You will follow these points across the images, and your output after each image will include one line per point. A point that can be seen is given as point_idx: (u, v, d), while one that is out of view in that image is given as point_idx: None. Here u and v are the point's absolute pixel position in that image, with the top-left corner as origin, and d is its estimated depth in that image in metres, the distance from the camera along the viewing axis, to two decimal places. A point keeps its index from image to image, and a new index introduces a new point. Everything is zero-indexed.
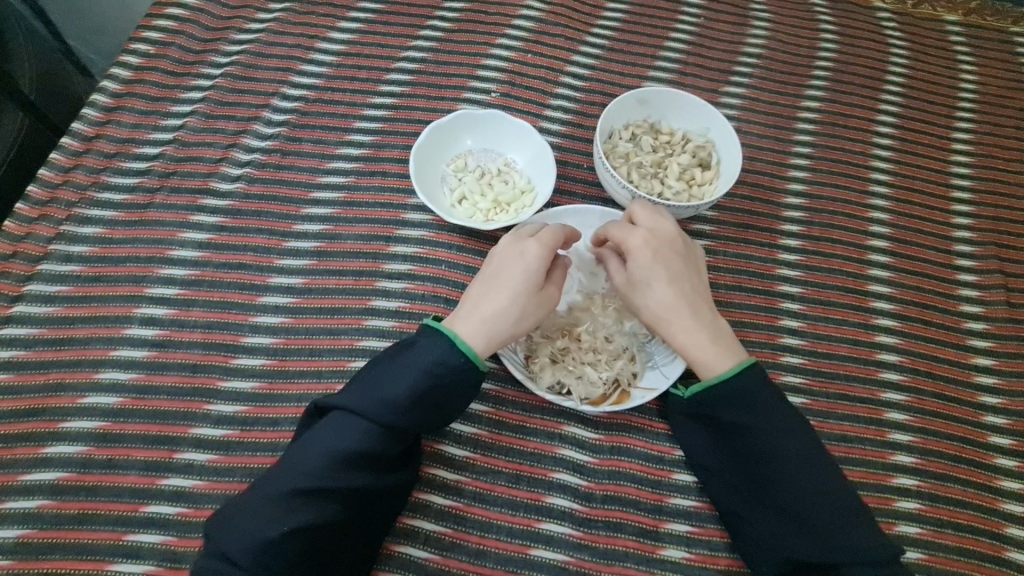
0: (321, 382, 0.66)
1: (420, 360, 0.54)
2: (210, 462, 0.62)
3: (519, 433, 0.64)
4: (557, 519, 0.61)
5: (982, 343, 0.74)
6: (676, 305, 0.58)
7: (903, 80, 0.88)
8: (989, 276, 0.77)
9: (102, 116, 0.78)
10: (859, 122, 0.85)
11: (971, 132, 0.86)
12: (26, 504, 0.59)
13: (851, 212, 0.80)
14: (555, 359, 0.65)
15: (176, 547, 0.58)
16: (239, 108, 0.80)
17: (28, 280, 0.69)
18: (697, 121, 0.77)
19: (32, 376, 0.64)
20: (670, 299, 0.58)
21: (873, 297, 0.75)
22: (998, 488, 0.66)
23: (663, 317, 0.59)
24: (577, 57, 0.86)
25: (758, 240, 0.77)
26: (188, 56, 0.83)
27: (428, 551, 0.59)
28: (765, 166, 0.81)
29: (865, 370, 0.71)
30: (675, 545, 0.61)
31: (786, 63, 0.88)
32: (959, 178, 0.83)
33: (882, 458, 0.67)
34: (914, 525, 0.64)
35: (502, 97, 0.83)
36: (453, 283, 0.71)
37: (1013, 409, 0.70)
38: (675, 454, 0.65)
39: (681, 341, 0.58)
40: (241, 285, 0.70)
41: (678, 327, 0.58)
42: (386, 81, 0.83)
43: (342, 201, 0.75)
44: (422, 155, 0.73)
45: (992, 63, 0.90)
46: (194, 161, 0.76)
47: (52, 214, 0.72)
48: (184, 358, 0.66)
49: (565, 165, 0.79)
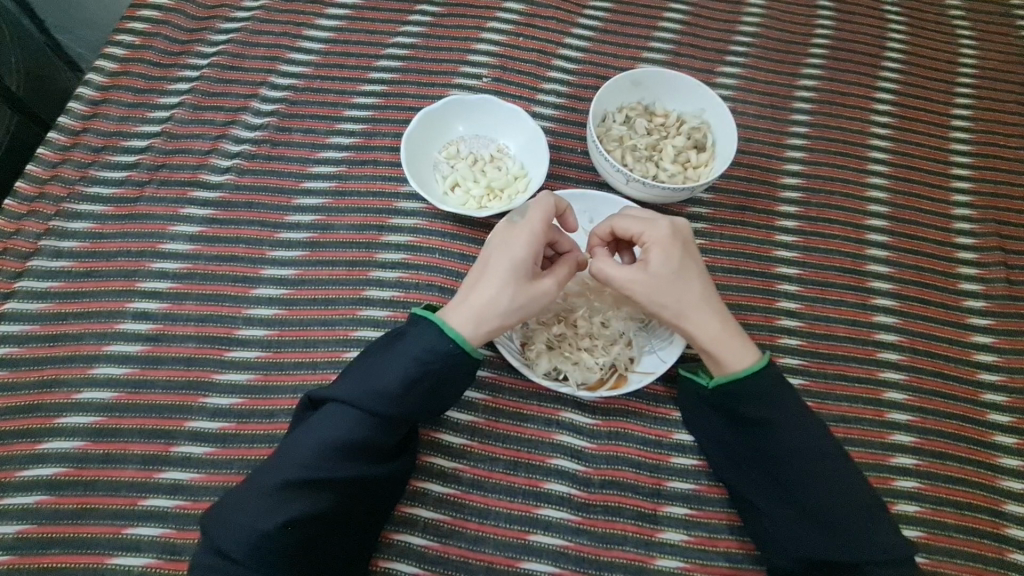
0: (316, 373, 0.65)
1: (412, 348, 0.54)
2: (208, 455, 0.62)
3: (516, 420, 0.64)
4: (556, 505, 0.61)
5: (982, 321, 0.73)
6: (698, 304, 0.57)
7: (901, 56, 0.87)
8: (989, 253, 0.76)
9: (89, 109, 0.77)
10: (857, 101, 0.84)
11: (970, 108, 0.84)
12: (25, 501, 0.59)
13: (849, 191, 0.79)
14: (552, 346, 0.65)
15: (175, 539, 0.58)
16: (227, 99, 0.79)
17: (19, 277, 0.68)
18: (692, 102, 0.76)
19: (27, 373, 0.64)
20: (694, 298, 0.57)
21: (870, 277, 0.74)
22: (997, 465, 0.66)
23: (685, 315, 0.57)
24: (570, 39, 0.85)
25: (755, 222, 0.76)
26: (174, 47, 0.82)
27: (427, 539, 0.59)
28: (762, 147, 0.80)
29: (863, 350, 0.71)
30: (674, 528, 0.61)
31: (783, 42, 0.87)
32: (958, 155, 0.81)
33: (881, 438, 0.67)
34: (913, 503, 0.64)
35: (494, 81, 0.82)
36: (447, 271, 0.71)
37: (1012, 386, 0.70)
38: (673, 438, 0.65)
39: (705, 339, 0.57)
40: (235, 277, 0.70)
41: (702, 326, 0.57)
42: (375, 68, 0.82)
43: (333, 190, 0.75)
44: (414, 141, 0.73)
45: (991, 38, 0.89)
46: (184, 153, 0.76)
47: (41, 210, 0.71)
48: (178, 352, 0.66)
49: (559, 150, 0.78)
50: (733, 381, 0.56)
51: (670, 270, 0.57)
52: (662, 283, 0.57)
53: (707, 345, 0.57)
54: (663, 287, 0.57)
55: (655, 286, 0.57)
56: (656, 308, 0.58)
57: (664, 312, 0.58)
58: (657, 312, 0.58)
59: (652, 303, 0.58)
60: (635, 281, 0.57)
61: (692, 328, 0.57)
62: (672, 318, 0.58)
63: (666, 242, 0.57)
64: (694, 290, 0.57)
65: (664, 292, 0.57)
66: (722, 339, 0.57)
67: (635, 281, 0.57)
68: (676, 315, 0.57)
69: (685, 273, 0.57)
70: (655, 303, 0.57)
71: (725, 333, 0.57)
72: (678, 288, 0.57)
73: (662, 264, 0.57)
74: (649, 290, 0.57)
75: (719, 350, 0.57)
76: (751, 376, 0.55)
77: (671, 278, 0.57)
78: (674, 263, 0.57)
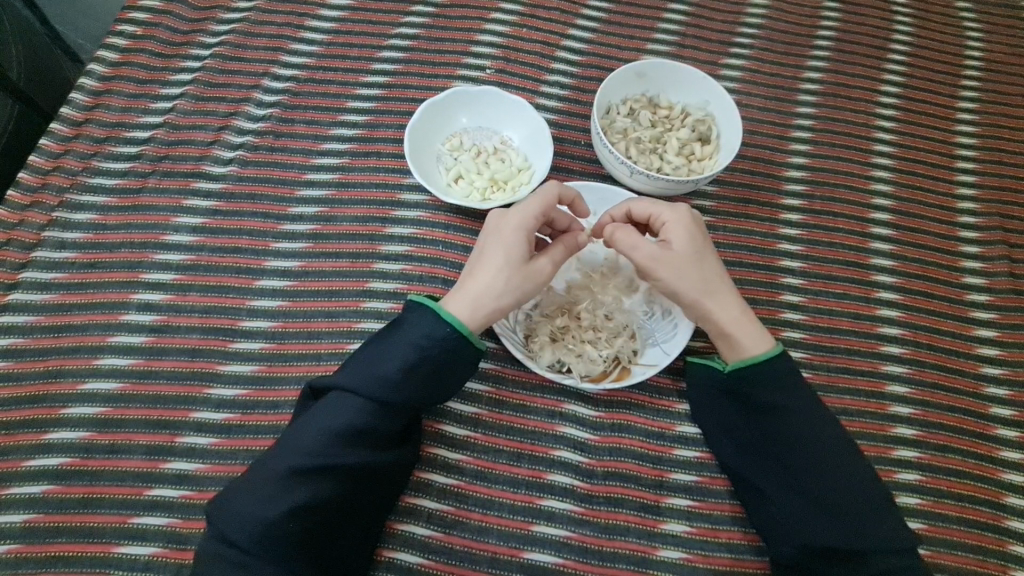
0: (320, 365, 0.65)
1: (411, 335, 0.54)
2: (212, 446, 0.62)
3: (520, 411, 0.65)
4: (559, 496, 0.62)
5: (985, 314, 0.73)
6: (719, 286, 0.58)
7: (907, 48, 0.86)
8: (993, 247, 0.76)
9: (91, 100, 0.77)
10: (862, 93, 0.83)
11: (976, 101, 0.84)
12: (32, 490, 0.59)
13: (853, 183, 0.78)
14: (555, 338, 0.65)
15: (181, 529, 0.59)
16: (230, 90, 0.79)
17: (23, 268, 0.68)
18: (696, 94, 0.75)
19: (32, 363, 0.64)
20: (713, 281, 0.58)
21: (874, 270, 0.74)
22: (998, 458, 0.67)
23: (705, 297, 0.58)
24: (573, 31, 0.84)
25: (759, 215, 0.76)
26: (176, 37, 0.81)
27: (431, 529, 0.60)
28: (766, 140, 0.80)
29: (866, 344, 0.71)
30: (676, 519, 0.61)
31: (788, 34, 0.86)
32: (964, 148, 0.81)
33: (882, 431, 0.67)
34: (914, 495, 0.64)
35: (498, 73, 0.81)
36: (450, 263, 0.71)
37: (1015, 379, 0.70)
38: (675, 430, 0.65)
39: (726, 321, 0.57)
40: (238, 269, 0.69)
41: (723, 307, 0.58)
42: (378, 59, 0.81)
43: (336, 182, 0.74)
44: (417, 133, 0.72)
45: (998, 30, 0.88)
46: (186, 144, 0.75)
47: (44, 201, 0.71)
48: (182, 343, 0.66)
49: (562, 142, 0.78)
50: (754, 362, 0.56)
51: (691, 251, 0.58)
52: (683, 263, 0.57)
53: (727, 326, 0.58)
54: (684, 267, 0.57)
55: (676, 265, 0.57)
56: (677, 287, 0.58)
57: (686, 293, 0.58)
58: (678, 293, 0.58)
59: (673, 283, 0.58)
60: (658, 259, 0.57)
61: (712, 309, 0.58)
62: (692, 299, 0.58)
63: (688, 224, 0.58)
64: (714, 273, 0.58)
65: (687, 272, 0.57)
66: (741, 322, 0.58)
67: (658, 260, 0.57)
68: (696, 297, 0.58)
69: (705, 256, 0.58)
70: (677, 283, 0.58)
71: (743, 316, 0.58)
72: (698, 269, 0.58)
73: (684, 245, 0.58)
74: (671, 269, 0.57)
75: (738, 331, 0.57)
76: (770, 357, 0.56)
77: (692, 259, 0.58)
78: (696, 245, 0.58)
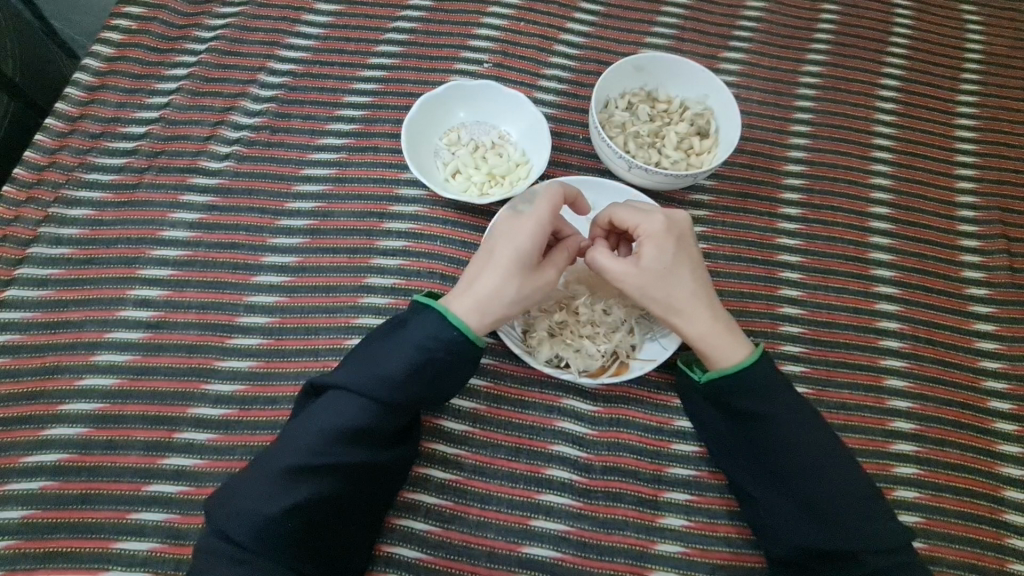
0: (318, 360, 0.65)
1: (414, 336, 0.54)
2: (210, 441, 0.62)
3: (519, 406, 0.65)
4: (557, 491, 0.62)
5: (984, 309, 0.73)
6: (689, 301, 0.58)
7: (907, 42, 0.86)
8: (993, 241, 0.76)
9: (86, 95, 0.76)
10: (861, 87, 0.83)
11: (977, 94, 0.84)
12: (30, 486, 0.59)
13: (852, 178, 0.78)
14: (554, 333, 0.65)
15: (179, 524, 0.59)
16: (225, 84, 0.78)
17: (19, 264, 0.68)
18: (695, 88, 0.75)
19: (29, 359, 0.64)
20: (684, 295, 0.58)
21: (873, 265, 0.74)
22: (996, 452, 0.67)
23: (675, 311, 0.58)
24: (571, 24, 0.84)
25: (757, 209, 0.76)
26: (171, 31, 0.81)
27: (430, 524, 0.60)
28: (766, 134, 0.79)
29: (865, 338, 0.71)
30: (674, 513, 0.62)
31: (788, 27, 0.86)
32: (963, 142, 0.81)
33: (881, 425, 0.67)
34: (912, 489, 0.64)
35: (495, 67, 0.81)
36: (448, 258, 0.70)
37: (1013, 373, 0.70)
38: (674, 425, 0.65)
39: (695, 335, 0.58)
40: (235, 264, 0.69)
41: (693, 322, 0.58)
42: (375, 53, 0.81)
43: (333, 177, 0.74)
44: (414, 128, 0.72)
45: (998, 22, 0.88)
46: (182, 139, 0.75)
47: (40, 196, 0.71)
48: (179, 340, 0.66)
49: (561, 137, 0.77)
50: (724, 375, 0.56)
51: (662, 267, 0.57)
52: (652, 280, 0.57)
53: (696, 340, 0.58)
54: (653, 284, 0.57)
55: (644, 282, 0.57)
56: (647, 302, 0.58)
57: (655, 308, 0.58)
58: (648, 307, 0.59)
59: (642, 298, 0.58)
60: (627, 275, 0.57)
61: (683, 324, 0.58)
62: (663, 314, 0.58)
63: (660, 237, 0.57)
64: (685, 287, 0.58)
65: (653, 289, 0.57)
66: (713, 336, 0.57)
67: (627, 275, 0.57)
68: (665, 311, 0.58)
69: (677, 270, 0.58)
70: (646, 299, 0.58)
71: (715, 330, 0.57)
72: (667, 285, 0.57)
73: (654, 261, 0.57)
74: (640, 286, 0.57)
75: (708, 346, 0.57)
76: (746, 367, 0.55)
77: (662, 274, 0.57)
78: (667, 259, 0.57)
